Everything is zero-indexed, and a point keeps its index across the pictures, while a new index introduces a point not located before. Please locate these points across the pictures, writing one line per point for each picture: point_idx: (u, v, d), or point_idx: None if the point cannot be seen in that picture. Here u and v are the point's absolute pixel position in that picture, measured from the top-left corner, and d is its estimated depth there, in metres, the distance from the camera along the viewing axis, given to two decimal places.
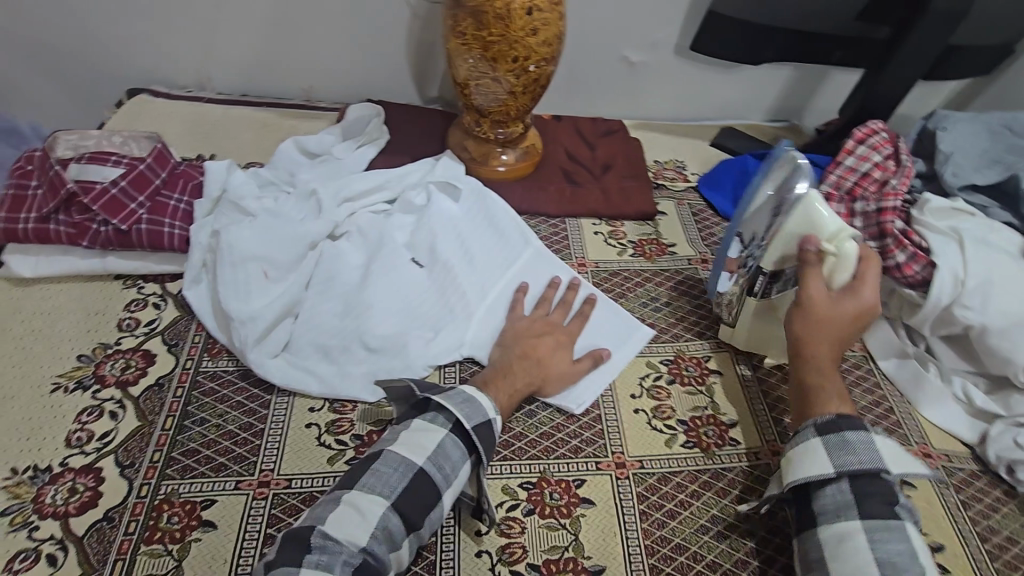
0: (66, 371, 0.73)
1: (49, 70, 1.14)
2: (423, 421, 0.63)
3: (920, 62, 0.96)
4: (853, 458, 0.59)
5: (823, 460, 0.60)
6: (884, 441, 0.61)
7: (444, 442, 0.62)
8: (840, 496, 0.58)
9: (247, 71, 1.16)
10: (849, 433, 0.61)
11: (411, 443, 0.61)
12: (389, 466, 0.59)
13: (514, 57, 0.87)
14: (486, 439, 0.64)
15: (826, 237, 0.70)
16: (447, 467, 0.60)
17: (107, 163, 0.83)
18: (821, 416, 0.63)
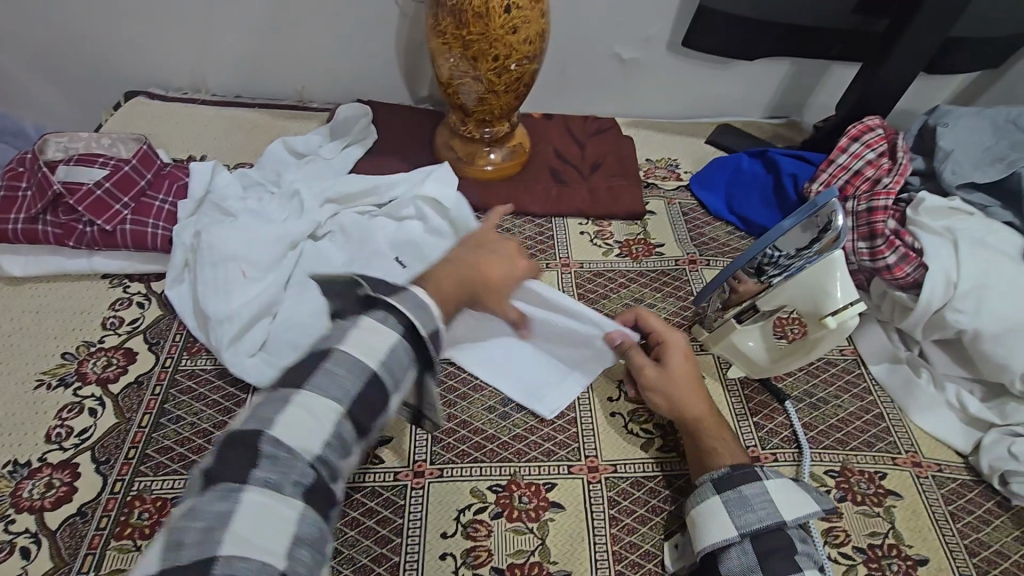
0: (50, 368, 0.75)
1: (52, 73, 1.17)
2: (372, 320, 0.54)
3: (920, 55, 0.92)
4: (754, 515, 0.59)
5: (727, 522, 0.59)
6: (778, 486, 0.61)
7: (395, 346, 0.53)
8: (745, 557, 0.58)
9: (241, 72, 1.17)
10: (744, 487, 0.61)
11: (362, 345, 0.52)
12: (343, 368, 0.51)
13: (494, 56, 0.87)
14: (440, 345, 0.57)
15: (831, 311, 0.68)
16: (396, 375, 0.53)
17: (95, 165, 0.85)
18: (717, 471, 0.63)
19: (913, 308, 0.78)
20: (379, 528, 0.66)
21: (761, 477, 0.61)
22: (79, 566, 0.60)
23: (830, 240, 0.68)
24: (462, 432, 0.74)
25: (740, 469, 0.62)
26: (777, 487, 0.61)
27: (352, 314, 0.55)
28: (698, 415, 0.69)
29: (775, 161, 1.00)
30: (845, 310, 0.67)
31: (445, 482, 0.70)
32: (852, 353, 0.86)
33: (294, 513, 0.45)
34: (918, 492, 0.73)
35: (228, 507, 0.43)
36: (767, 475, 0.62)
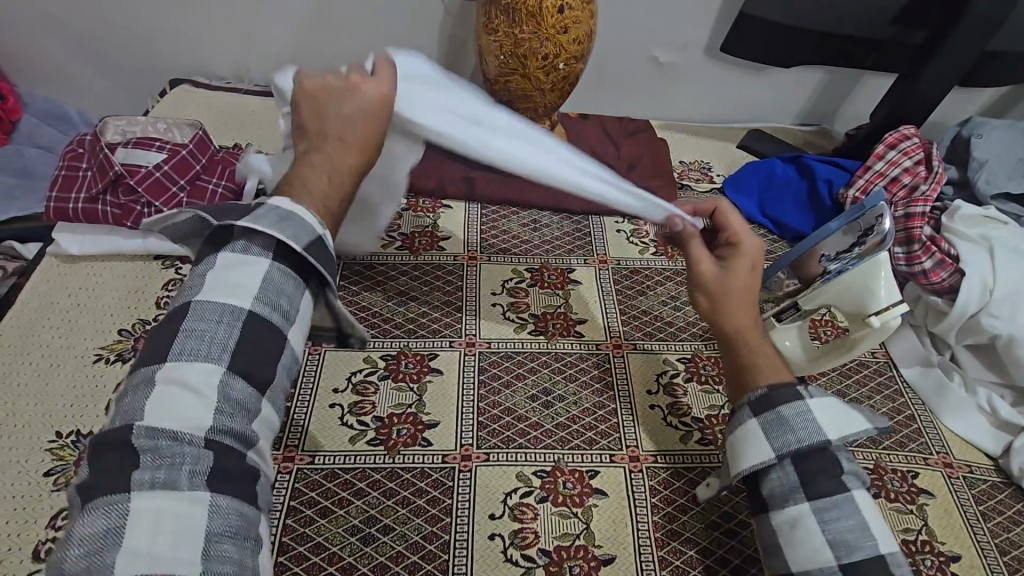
0: (107, 343, 0.77)
1: (99, 58, 1.20)
2: (232, 253, 0.51)
3: (957, 69, 0.94)
4: (793, 438, 0.54)
5: (762, 444, 0.55)
6: (822, 404, 0.56)
7: (268, 274, 0.50)
8: (785, 479, 0.54)
9: (284, 63, 1.19)
10: (782, 408, 0.56)
11: (226, 284, 0.49)
12: (206, 319, 0.47)
13: (543, 56, 0.89)
14: (322, 259, 0.53)
15: (874, 310, 0.70)
16: (285, 304, 0.51)
17: (152, 148, 0.87)
18: (754, 394, 0.58)
19: (949, 312, 0.80)
20: (429, 508, 0.68)
21: (802, 396, 0.56)
22: None
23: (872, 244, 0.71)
24: (507, 419, 0.76)
25: (777, 389, 0.57)
26: (823, 407, 0.55)
27: (204, 256, 0.51)
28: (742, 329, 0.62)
29: (810, 167, 1.03)
30: (888, 310, 0.70)
31: (492, 466, 0.72)
32: (883, 355, 0.88)
33: (204, 501, 0.42)
34: (950, 491, 0.75)
35: (118, 523, 0.39)
36: (812, 393, 0.56)
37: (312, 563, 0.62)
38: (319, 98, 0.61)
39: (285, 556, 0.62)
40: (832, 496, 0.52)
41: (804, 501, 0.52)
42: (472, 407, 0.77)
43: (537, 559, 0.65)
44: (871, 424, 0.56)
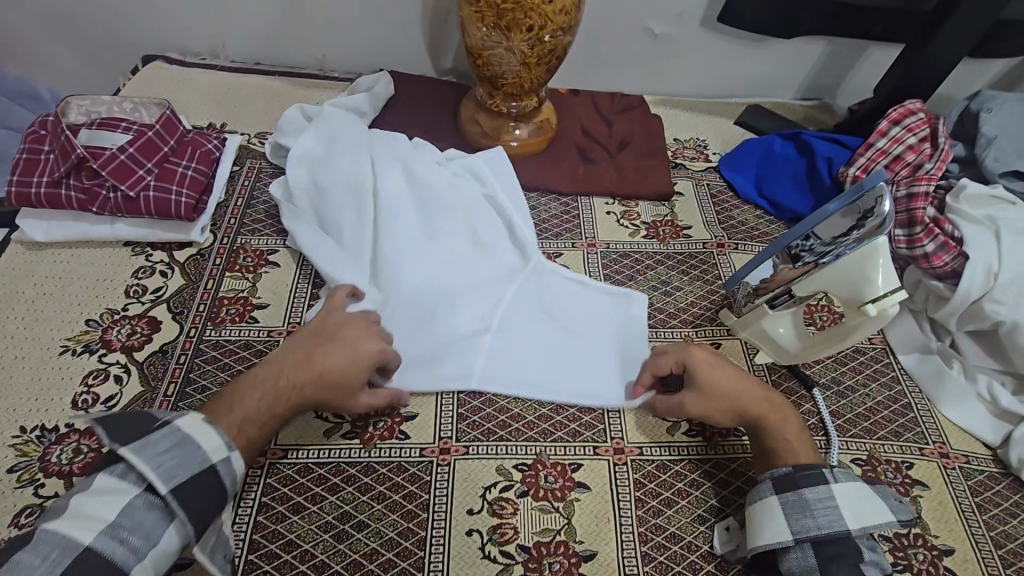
0: (74, 334, 0.75)
1: (68, 34, 1.15)
2: (108, 478, 0.53)
3: (968, 37, 0.89)
4: (812, 522, 0.59)
5: (782, 525, 0.60)
6: (847, 493, 0.60)
7: (132, 506, 0.52)
8: (805, 559, 0.59)
9: (260, 37, 1.14)
10: (806, 491, 0.61)
11: (78, 512, 0.51)
12: (38, 554, 0.48)
13: (528, 27, 0.84)
14: (189, 500, 0.54)
15: (870, 299, 0.67)
16: (134, 537, 0.51)
17: (117, 130, 0.83)
18: (779, 470, 0.64)
19: (950, 298, 0.77)
20: (406, 503, 0.66)
21: (827, 482, 0.61)
22: None
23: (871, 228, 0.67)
24: (488, 409, 0.74)
25: (806, 470, 0.62)
26: (846, 493, 0.60)
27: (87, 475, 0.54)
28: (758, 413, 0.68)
29: (809, 144, 0.98)
30: (886, 302, 0.67)
31: (471, 460, 0.70)
32: (881, 342, 0.85)
33: None
34: (946, 483, 0.73)
35: None
36: (836, 479, 0.61)
37: (284, 560, 0.61)
38: (327, 326, 0.69)
39: (256, 553, 0.61)
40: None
41: None
42: (453, 398, 0.74)
43: (515, 556, 0.63)
44: (891, 517, 0.60)
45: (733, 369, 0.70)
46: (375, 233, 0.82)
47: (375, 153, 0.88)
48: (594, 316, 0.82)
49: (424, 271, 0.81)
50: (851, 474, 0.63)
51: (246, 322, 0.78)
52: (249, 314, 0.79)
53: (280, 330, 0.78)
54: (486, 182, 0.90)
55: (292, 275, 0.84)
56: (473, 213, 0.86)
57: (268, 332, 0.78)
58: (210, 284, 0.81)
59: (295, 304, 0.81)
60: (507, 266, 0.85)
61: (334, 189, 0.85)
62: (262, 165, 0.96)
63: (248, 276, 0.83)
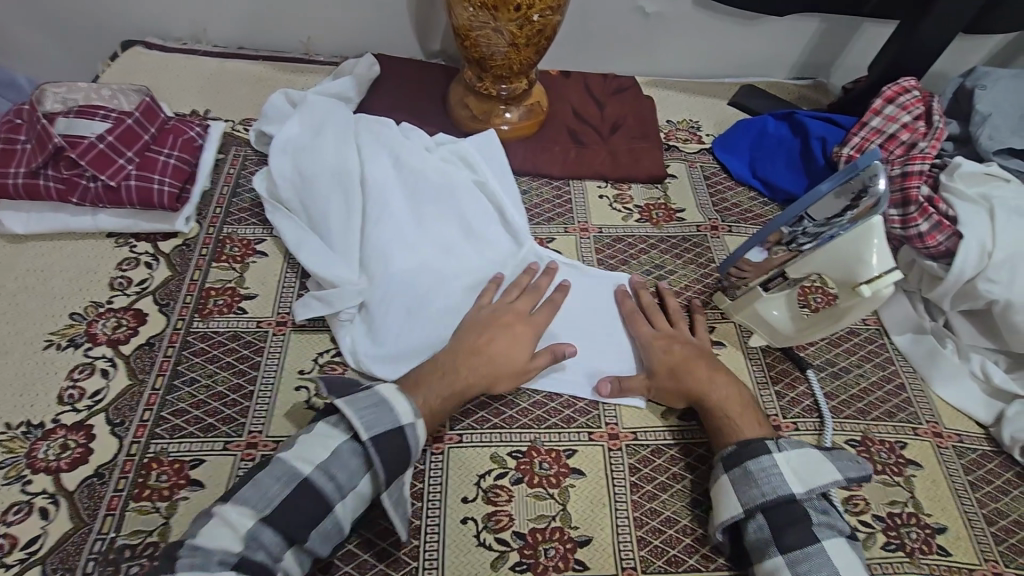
0: (58, 329, 0.73)
1: (43, 19, 1.11)
2: (327, 425, 0.61)
3: (963, 12, 0.87)
4: (758, 492, 0.60)
5: (733, 498, 0.61)
6: (789, 459, 0.62)
7: (340, 450, 0.59)
8: (762, 529, 0.59)
9: (242, 20, 1.11)
10: (750, 463, 0.62)
11: (302, 449, 0.59)
12: (269, 477, 0.57)
13: (516, 6, 0.82)
14: (378, 453, 0.59)
15: (864, 280, 0.66)
16: (341, 477, 0.58)
17: (96, 118, 0.80)
18: (726, 449, 0.65)
19: (944, 278, 0.76)
20: None
21: (769, 451, 0.62)
22: (99, 527, 0.60)
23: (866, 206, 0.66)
24: (480, 397, 0.73)
25: (747, 444, 0.63)
26: (787, 461, 0.61)
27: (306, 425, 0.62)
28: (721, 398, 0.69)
29: (803, 124, 0.97)
30: (879, 278, 0.66)
31: (465, 448, 0.69)
32: (875, 323, 0.85)
33: None
34: (939, 462, 0.73)
35: None
36: (778, 448, 0.62)
37: None
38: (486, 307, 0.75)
39: None
40: (802, 548, 0.57)
41: (778, 555, 0.57)
42: None
43: (510, 543, 0.63)
44: (840, 478, 0.61)
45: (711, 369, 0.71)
46: (362, 224, 0.80)
47: (362, 141, 0.86)
48: (594, 306, 0.81)
49: (414, 258, 0.79)
50: (795, 441, 0.63)
51: (234, 313, 0.77)
52: (237, 304, 0.78)
53: (270, 321, 0.77)
54: (474, 167, 0.89)
55: (280, 264, 0.83)
56: (460, 198, 0.85)
57: (257, 323, 0.77)
58: (197, 275, 0.80)
59: (284, 294, 0.80)
60: (500, 255, 0.83)
61: (319, 179, 0.83)
62: (247, 153, 0.94)
63: (236, 266, 0.81)
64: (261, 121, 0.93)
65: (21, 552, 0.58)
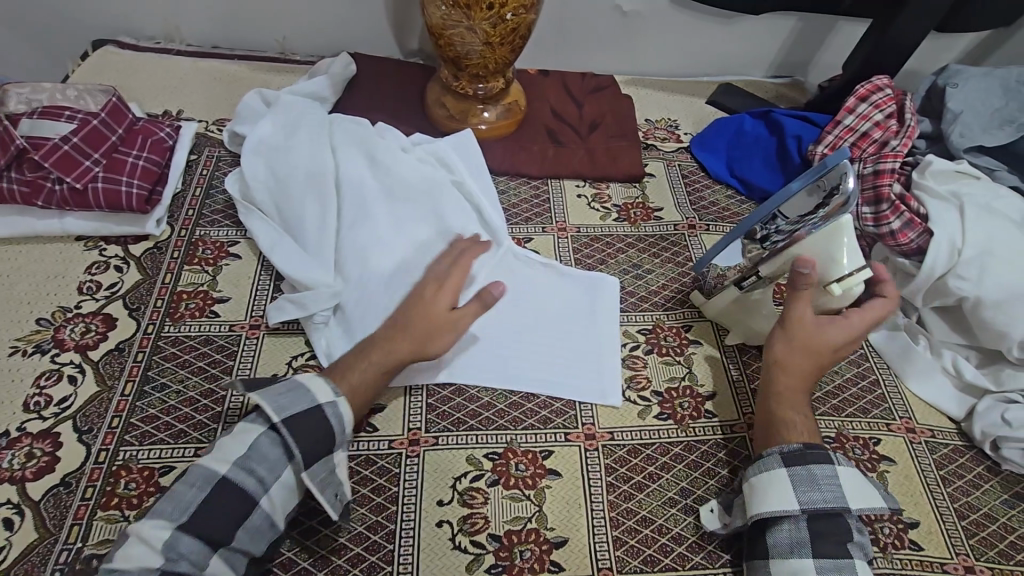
0: (24, 335, 0.72)
1: (10, 18, 1.09)
2: (244, 424, 0.60)
3: (933, 11, 0.88)
4: (818, 495, 0.59)
5: (788, 497, 0.59)
6: (850, 474, 0.61)
7: (255, 445, 0.58)
8: (796, 534, 0.58)
9: (216, 19, 1.09)
10: (814, 466, 0.60)
11: (219, 449, 0.58)
12: (188, 484, 0.56)
13: (489, 5, 0.81)
14: (299, 437, 0.59)
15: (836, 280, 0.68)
16: (261, 470, 0.58)
17: (60, 119, 0.78)
18: (788, 445, 0.63)
19: (915, 275, 0.77)
20: (374, 496, 0.65)
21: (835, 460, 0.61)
22: (65, 537, 0.59)
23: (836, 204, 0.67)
24: (456, 400, 0.73)
25: (813, 447, 0.62)
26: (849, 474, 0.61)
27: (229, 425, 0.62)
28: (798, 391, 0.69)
29: (779, 122, 0.97)
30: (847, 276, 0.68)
31: (441, 450, 0.69)
32: None
33: None
34: (911, 457, 0.74)
35: None
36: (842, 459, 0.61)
37: None
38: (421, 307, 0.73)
39: None
40: (835, 559, 0.57)
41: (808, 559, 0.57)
42: (422, 389, 0.73)
43: (486, 545, 0.63)
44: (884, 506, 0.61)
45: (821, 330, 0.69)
46: (337, 227, 0.80)
47: (335, 142, 0.85)
48: (573, 308, 0.81)
49: (391, 259, 0.79)
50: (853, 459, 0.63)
51: (206, 317, 0.76)
52: (209, 308, 0.77)
53: (242, 324, 0.76)
54: (452, 168, 0.88)
55: (254, 266, 0.81)
56: (438, 198, 0.84)
57: (229, 326, 0.76)
58: (168, 279, 0.79)
59: (258, 297, 0.79)
60: (478, 254, 0.83)
61: (293, 180, 0.82)
62: (220, 153, 0.93)
63: (208, 269, 0.80)
64: (230, 124, 0.91)
65: None
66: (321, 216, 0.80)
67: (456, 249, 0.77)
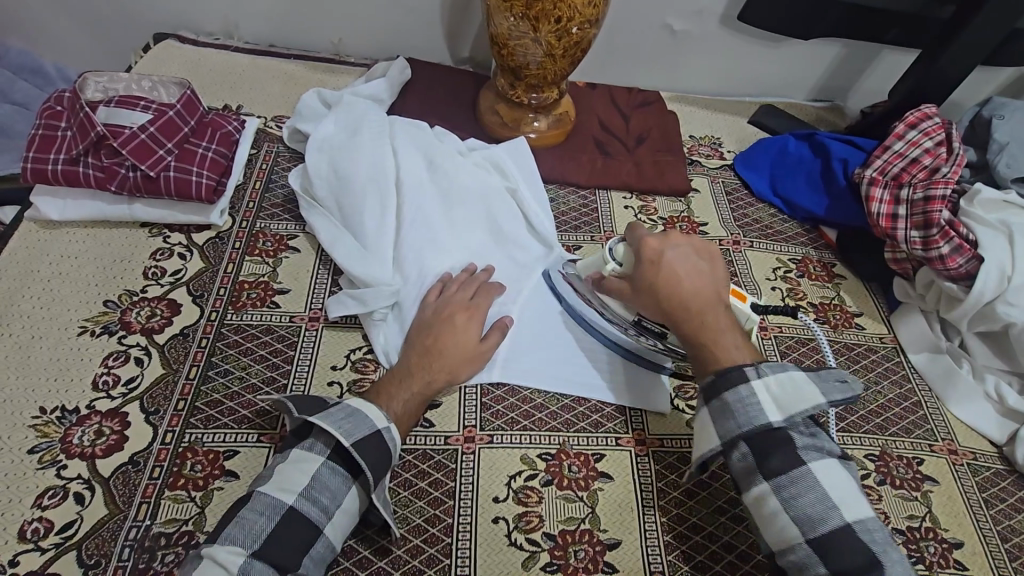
0: (92, 315, 0.74)
1: (79, 10, 1.12)
2: (303, 450, 0.60)
3: (984, 46, 0.91)
4: (734, 425, 0.58)
5: (713, 434, 0.60)
6: (768, 387, 0.59)
7: (319, 472, 0.59)
8: (745, 458, 0.58)
9: (277, 20, 1.12)
10: (726, 394, 0.60)
11: (281, 477, 0.58)
12: (256, 512, 0.55)
13: (557, 18, 0.84)
14: (366, 462, 0.59)
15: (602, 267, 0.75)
16: (324, 498, 0.57)
17: (136, 108, 0.81)
18: (704, 380, 0.62)
19: (964, 299, 0.79)
20: (432, 490, 0.66)
21: (747, 379, 0.60)
22: (134, 514, 0.60)
23: (610, 271, 0.74)
24: (511, 401, 0.74)
25: (725, 375, 0.61)
26: (768, 386, 0.59)
27: (284, 451, 0.61)
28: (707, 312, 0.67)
29: (825, 145, 0.98)
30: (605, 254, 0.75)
31: (496, 449, 0.70)
32: (892, 341, 0.87)
33: None
34: (954, 478, 0.75)
35: None
36: (759, 375, 0.60)
37: None
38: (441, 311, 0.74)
39: None
40: (787, 473, 0.55)
41: (764, 482, 0.56)
42: (476, 388, 0.75)
43: (541, 544, 0.64)
44: (821, 399, 0.58)
45: (692, 266, 0.69)
46: (397, 224, 0.81)
47: (397, 142, 0.88)
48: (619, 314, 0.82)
49: (448, 259, 0.81)
50: (778, 366, 0.60)
51: (267, 306, 0.78)
52: (270, 298, 0.79)
53: (302, 316, 0.78)
54: (507, 175, 0.90)
55: (312, 260, 0.83)
56: (492, 204, 0.87)
57: (290, 317, 0.77)
58: (229, 268, 0.80)
59: (316, 290, 0.80)
60: (530, 257, 0.85)
61: (354, 178, 0.83)
62: (279, 149, 0.96)
63: (269, 260, 0.82)
64: (291, 121, 0.94)
65: (56, 537, 0.58)
66: (377, 212, 0.81)
67: (481, 278, 0.79)
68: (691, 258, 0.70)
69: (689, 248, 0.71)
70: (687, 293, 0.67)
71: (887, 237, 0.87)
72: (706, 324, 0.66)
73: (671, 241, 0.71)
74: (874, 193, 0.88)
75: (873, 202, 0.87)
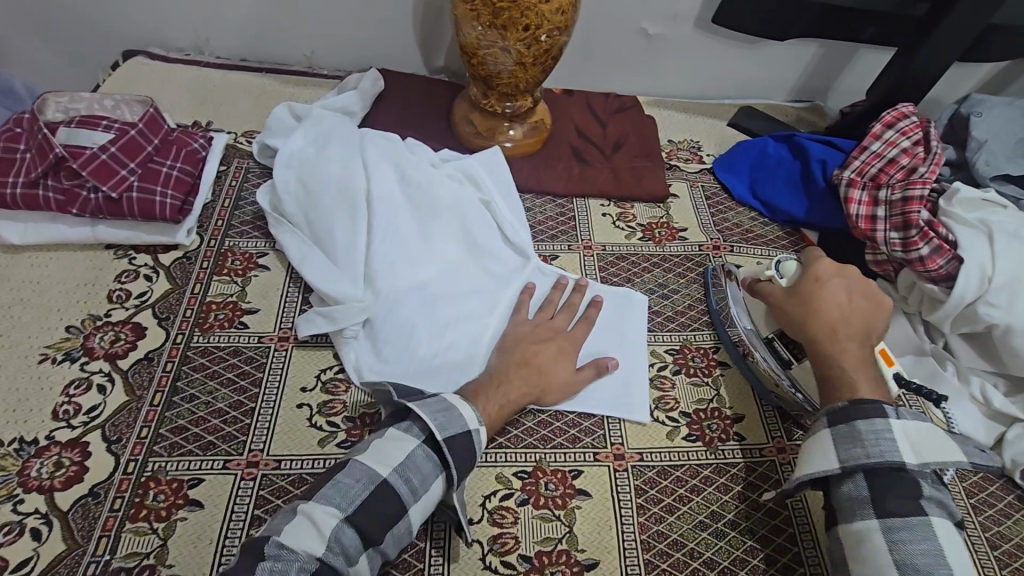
0: (54, 341, 0.72)
1: (45, 28, 1.10)
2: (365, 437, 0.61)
3: (957, 43, 0.90)
4: (862, 451, 0.57)
5: (830, 455, 0.59)
6: (909, 431, 0.58)
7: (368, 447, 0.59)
8: (858, 491, 0.57)
9: (246, 35, 1.11)
10: (859, 421, 0.59)
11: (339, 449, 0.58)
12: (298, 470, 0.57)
13: (525, 26, 0.83)
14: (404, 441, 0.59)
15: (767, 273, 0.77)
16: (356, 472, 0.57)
17: (98, 128, 0.80)
18: (833, 406, 0.62)
19: (944, 301, 0.78)
20: None
21: (886, 415, 0.59)
22: (94, 549, 0.58)
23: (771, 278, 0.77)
24: None
25: (860, 404, 0.60)
26: (906, 429, 0.58)
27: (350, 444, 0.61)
28: (852, 344, 0.66)
29: (803, 146, 0.97)
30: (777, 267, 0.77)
31: None
32: None
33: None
34: None
35: None
36: (898, 415, 0.59)
37: None
38: None
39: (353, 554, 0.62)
40: (902, 517, 0.54)
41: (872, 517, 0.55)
42: None
43: (517, 566, 0.62)
44: (962, 458, 0.58)
45: (858, 302, 0.70)
46: (367, 239, 0.79)
47: (366, 155, 0.86)
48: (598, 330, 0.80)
49: (417, 274, 0.79)
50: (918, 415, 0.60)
51: (235, 327, 0.76)
52: (238, 319, 0.77)
53: (272, 337, 0.76)
54: (481, 185, 0.89)
55: (283, 278, 0.82)
56: (465, 215, 0.85)
57: (259, 338, 0.76)
58: (197, 289, 0.79)
59: (286, 309, 0.79)
60: (507, 271, 0.83)
61: (323, 194, 0.82)
62: (249, 165, 0.94)
63: (238, 279, 0.81)
64: (262, 134, 0.93)
65: None
66: (347, 230, 0.79)
67: None
68: (854, 293, 0.70)
69: (857, 283, 0.71)
70: (836, 318, 0.68)
71: (866, 239, 0.86)
72: (845, 357, 0.66)
73: (847, 274, 0.72)
74: (853, 194, 0.87)
75: (852, 204, 0.86)
